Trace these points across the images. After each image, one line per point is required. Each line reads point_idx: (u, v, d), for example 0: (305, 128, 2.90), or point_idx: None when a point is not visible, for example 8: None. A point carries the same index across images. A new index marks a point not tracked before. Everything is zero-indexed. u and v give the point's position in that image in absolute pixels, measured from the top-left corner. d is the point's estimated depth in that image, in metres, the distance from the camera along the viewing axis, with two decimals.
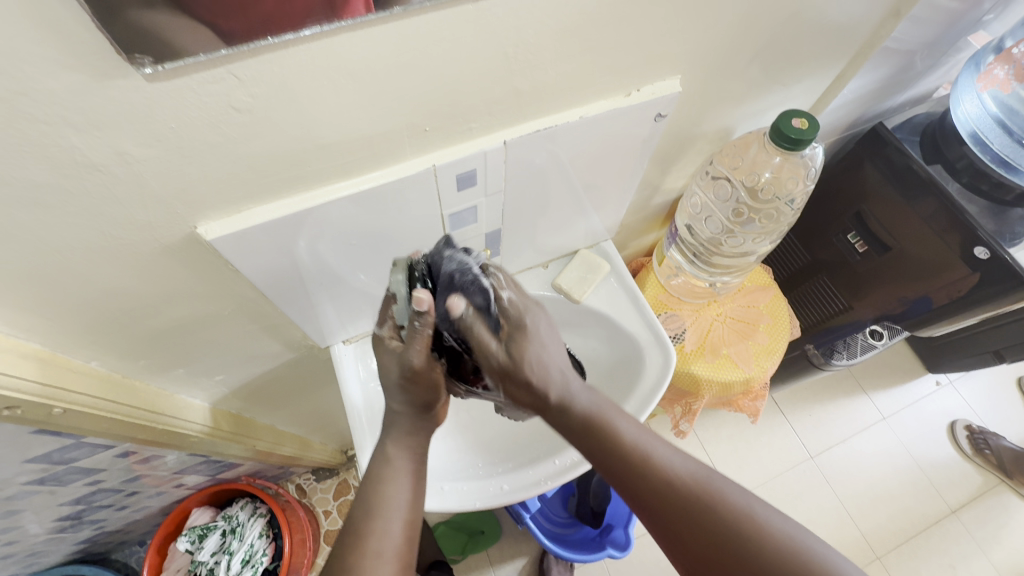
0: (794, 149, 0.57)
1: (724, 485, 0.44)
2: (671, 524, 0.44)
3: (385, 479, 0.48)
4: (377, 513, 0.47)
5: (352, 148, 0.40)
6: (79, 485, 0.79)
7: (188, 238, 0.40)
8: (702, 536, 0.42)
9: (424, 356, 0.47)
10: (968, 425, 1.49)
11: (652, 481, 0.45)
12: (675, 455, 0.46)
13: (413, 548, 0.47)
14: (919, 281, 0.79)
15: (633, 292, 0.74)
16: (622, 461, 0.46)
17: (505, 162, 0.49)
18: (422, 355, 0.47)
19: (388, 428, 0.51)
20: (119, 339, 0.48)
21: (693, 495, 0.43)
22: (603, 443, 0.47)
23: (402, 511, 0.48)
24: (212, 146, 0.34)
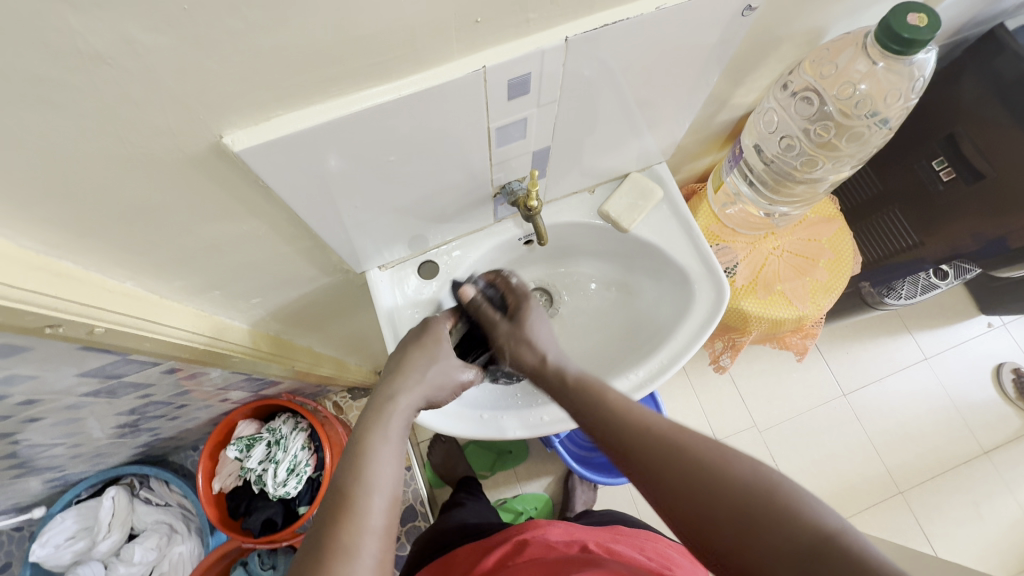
0: (903, 52, 0.48)
1: (691, 436, 0.45)
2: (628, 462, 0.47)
3: (371, 457, 0.46)
4: (360, 481, 0.44)
5: (391, 43, 0.34)
6: (131, 397, 0.83)
7: (213, 148, 0.36)
8: (678, 485, 0.43)
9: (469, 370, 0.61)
10: (1016, 368, 1.43)
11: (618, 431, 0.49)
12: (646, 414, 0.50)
13: (394, 544, 0.43)
14: (1005, 215, 0.71)
15: (687, 221, 0.68)
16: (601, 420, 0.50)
17: (564, 66, 0.42)
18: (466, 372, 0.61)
19: (398, 402, 0.52)
20: (153, 257, 0.46)
21: (660, 443, 0.45)
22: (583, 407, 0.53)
23: (389, 489, 0.45)
24: (234, 36, 0.29)
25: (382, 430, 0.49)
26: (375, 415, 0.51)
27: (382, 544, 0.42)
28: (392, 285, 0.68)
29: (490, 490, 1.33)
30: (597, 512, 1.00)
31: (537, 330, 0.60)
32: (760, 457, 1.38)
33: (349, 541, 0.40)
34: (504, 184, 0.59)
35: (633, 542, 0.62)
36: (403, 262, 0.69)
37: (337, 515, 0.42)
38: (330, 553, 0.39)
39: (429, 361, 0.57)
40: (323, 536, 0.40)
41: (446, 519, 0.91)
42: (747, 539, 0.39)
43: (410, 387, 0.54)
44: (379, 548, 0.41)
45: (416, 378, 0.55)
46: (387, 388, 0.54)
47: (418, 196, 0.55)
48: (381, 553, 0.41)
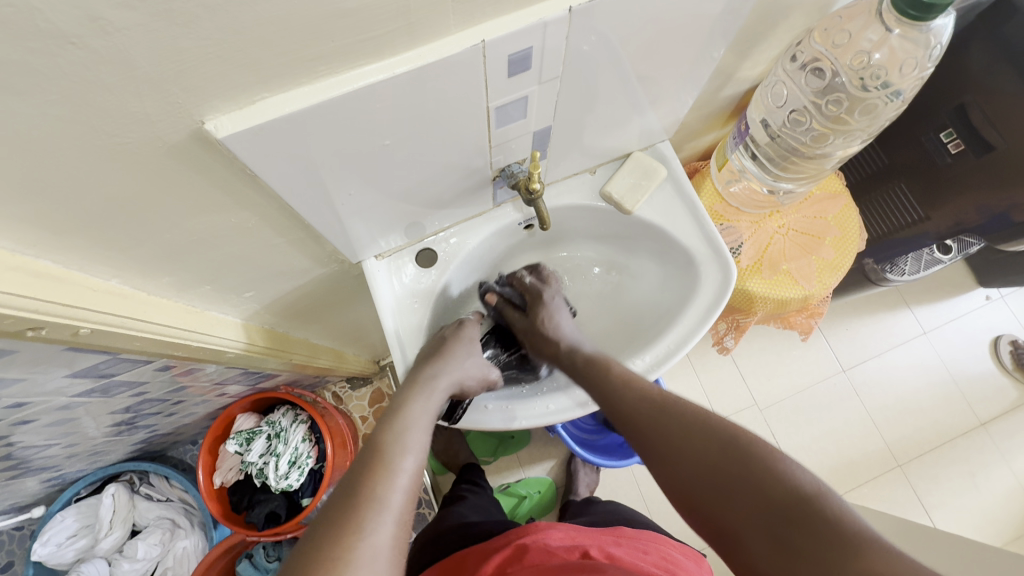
0: (921, 18, 0.46)
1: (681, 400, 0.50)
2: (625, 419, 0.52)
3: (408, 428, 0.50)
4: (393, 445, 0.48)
5: (383, 17, 0.31)
6: (125, 395, 0.81)
7: (195, 136, 0.33)
8: (664, 435, 0.48)
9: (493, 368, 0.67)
10: (1014, 340, 1.44)
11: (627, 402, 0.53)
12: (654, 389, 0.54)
13: (416, 502, 0.46)
14: (1011, 187, 0.70)
15: (691, 201, 0.66)
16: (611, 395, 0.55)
17: (567, 39, 0.40)
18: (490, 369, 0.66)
19: (437, 380, 0.57)
20: (138, 253, 0.44)
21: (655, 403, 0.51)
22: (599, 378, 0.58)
23: (417, 454, 0.48)
24: (211, 10, 0.26)
25: (416, 404, 0.54)
26: (413, 393, 0.55)
27: (406, 501, 0.44)
28: (390, 274, 0.66)
29: (493, 475, 1.33)
30: (598, 506, 0.96)
31: (558, 321, 0.68)
32: (761, 435, 1.38)
33: (382, 493, 0.43)
34: (503, 167, 0.56)
35: (637, 544, 0.62)
36: (400, 251, 0.67)
37: (369, 467, 0.45)
38: (358, 504, 0.42)
39: (466, 350, 0.62)
40: (358, 487, 0.43)
41: (445, 517, 0.89)
42: (716, 481, 0.43)
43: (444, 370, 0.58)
44: (404, 504, 0.44)
45: (452, 361, 0.59)
46: (420, 371, 0.59)
47: (415, 182, 0.52)
48: (406, 507, 0.44)
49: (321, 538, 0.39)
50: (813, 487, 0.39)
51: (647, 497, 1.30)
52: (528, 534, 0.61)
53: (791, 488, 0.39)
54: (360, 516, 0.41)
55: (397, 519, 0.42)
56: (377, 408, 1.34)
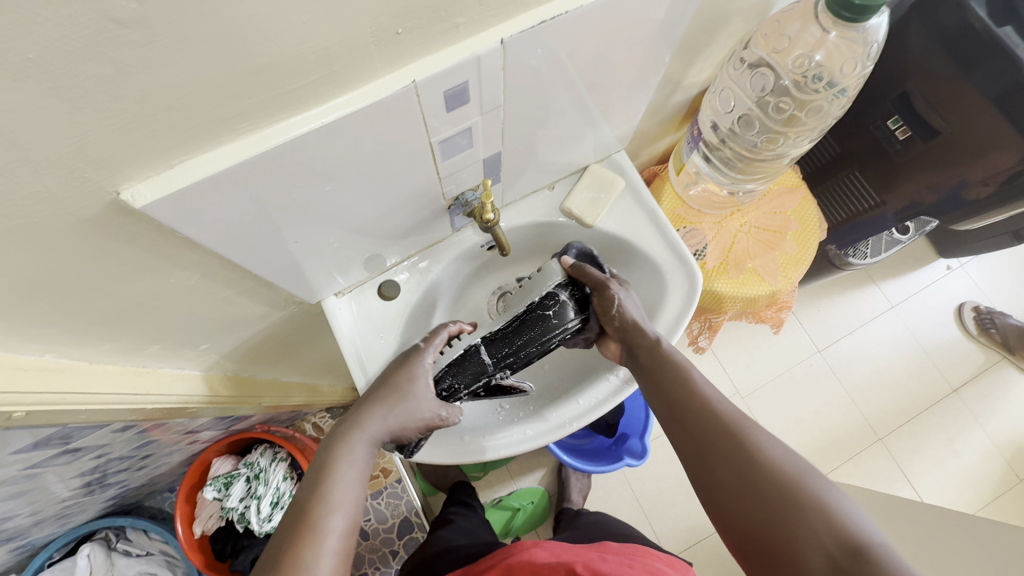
0: (855, 20, 0.46)
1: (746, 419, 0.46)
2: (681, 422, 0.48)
3: (332, 478, 0.45)
4: (320, 504, 0.43)
5: (302, 69, 0.30)
6: (86, 458, 0.77)
7: (113, 206, 0.31)
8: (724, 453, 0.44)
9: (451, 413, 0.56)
10: (976, 306, 1.49)
11: (690, 412, 0.48)
12: (725, 398, 0.48)
13: (349, 561, 0.43)
14: (960, 167, 0.72)
15: (651, 209, 0.66)
16: (676, 398, 0.49)
17: (504, 68, 0.39)
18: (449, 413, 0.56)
19: (362, 427, 0.50)
20: (72, 325, 0.41)
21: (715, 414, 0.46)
22: (663, 377, 0.52)
23: (348, 508, 0.44)
24: (105, 82, 0.24)
25: (349, 442, 0.48)
26: (342, 433, 0.49)
27: (335, 570, 0.41)
28: (353, 311, 0.64)
29: (484, 490, 1.31)
30: (585, 522, 0.95)
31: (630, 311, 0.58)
32: None
33: (307, 563, 0.40)
34: (457, 196, 0.55)
35: (623, 560, 0.60)
36: (361, 285, 0.65)
37: (295, 537, 0.41)
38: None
39: (402, 396, 0.52)
40: (285, 559, 0.40)
41: (432, 543, 0.87)
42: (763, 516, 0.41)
43: (378, 411, 0.51)
44: (332, 574, 0.41)
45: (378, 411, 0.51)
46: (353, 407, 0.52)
47: (369, 217, 0.51)
48: (336, 574, 0.41)
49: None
50: (861, 537, 0.37)
51: (640, 496, 1.31)
52: (512, 562, 0.59)
53: (839, 538, 0.37)
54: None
55: None
56: None
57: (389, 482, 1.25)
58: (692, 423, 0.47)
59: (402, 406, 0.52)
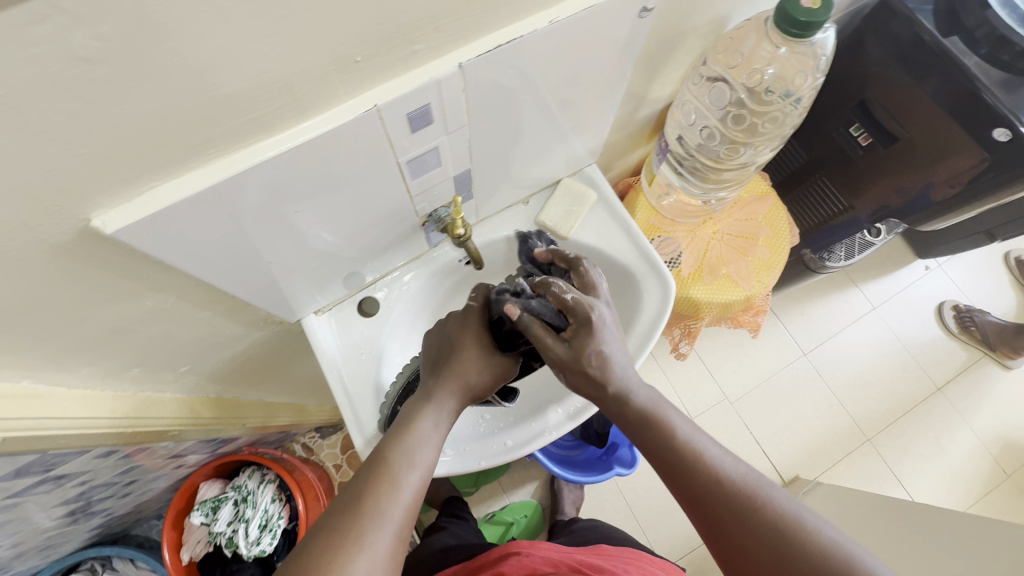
0: (802, 36, 0.48)
1: (766, 489, 0.44)
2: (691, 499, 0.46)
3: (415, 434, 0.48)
4: (398, 457, 0.46)
5: (264, 98, 0.31)
6: (69, 486, 0.76)
7: (84, 233, 0.32)
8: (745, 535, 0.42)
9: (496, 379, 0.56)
10: (955, 305, 1.51)
11: (701, 489, 0.45)
12: (731, 463, 0.46)
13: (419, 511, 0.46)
14: (923, 170, 0.75)
15: (624, 220, 0.68)
16: (682, 471, 0.47)
17: (465, 90, 0.40)
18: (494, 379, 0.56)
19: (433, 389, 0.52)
20: (48, 350, 0.41)
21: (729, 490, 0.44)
22: (663, 445, 0.48)
23: (424, 465, 0.47)
24: (70, 115, 0.25)
25: (432, 404, 0.51)
26: (426, 395, 0.52)
27: (404, 519, 0.44)
28: (333, 329, 0.65)
29: (477, 506, 1.30)
30: (577, 525, 0.97)
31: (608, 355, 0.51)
32: (735, 428, 1.40)
33: (382, 508, 0.43)
34: (430, 212, 0.57)
35: (618, 563, 0.60)
36: (340, 303, 0.66)
37: (373, 481, 0.44)
38: (350, 522, 0.41)
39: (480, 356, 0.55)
40: (358, 501, 0.43)
41: (428, 544, 0.90)
42: None
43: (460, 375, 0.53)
44: (401, 523, 0.43)
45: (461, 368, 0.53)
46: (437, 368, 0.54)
47: (346, 235, 0.52)
48: (404, 522, 0.44)
49: (314, 550, 0.40)
50: None
51: (633, 505, 1.30)
52: (507, 562, 0.59)
53: None
54: (352, 538, 0.40)
55: (393, 533, 0.42)
56: (351, 454, 1.29)
57: None
58: (705, 501, 0.45)
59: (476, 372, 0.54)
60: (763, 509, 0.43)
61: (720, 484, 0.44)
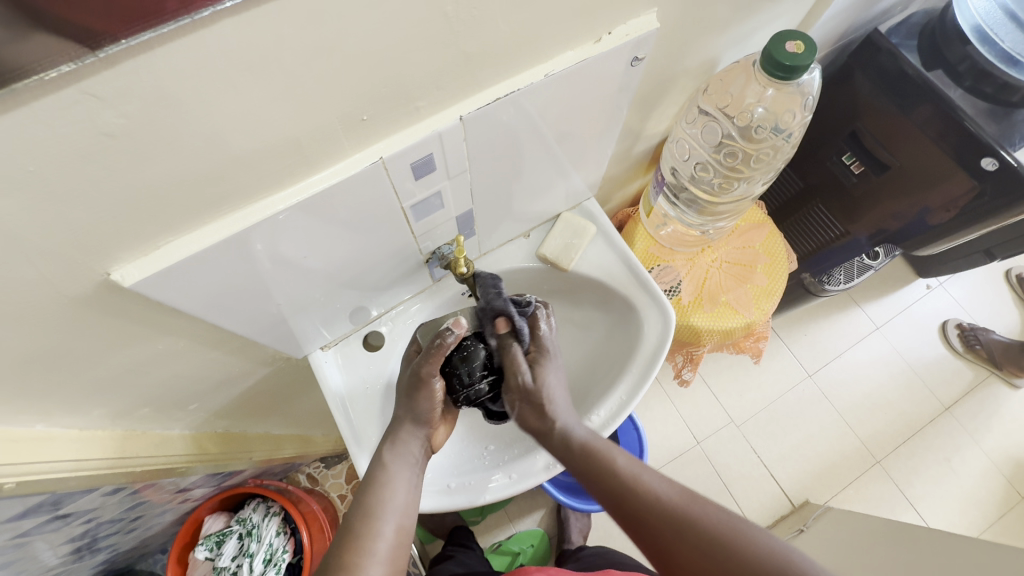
0: (787, 78, 0.50)
1: (705, 508, 0.44)
2: (643, 529, 0.45)
3: (386, 485, 0.49)
4: (372, 512, 0.46)
5: (274, 155, 0.33)
6: (75, 524, 0.76)
7: (103, 286, 0.34)
8: (696, 556, 0.42)
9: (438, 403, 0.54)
10: (959, 323, 1.51)
11: (644, 513, 0.45)
12: (671, 486, 0.46)
13: (405, 555, 0.46)
14: (916, 196, 0.76)
15: (622, 251, 0.69)
16: (622, 498, 0.47)
17: (465, 140, 0.42)
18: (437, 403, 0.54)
19: (397, 442, 0.53)
20: (62, 394, 0.43)
21: (675, 514, 0.44)
22: (603, 482, 0.48)
23: (397, 514, 0.47)
24: (95, 183, 0.27)
25: (394, 453, 0.52)
26: (387, 442, 0.53)
27: (387, 575, 0.44)
28: (339, 363, 0.66)
29: (483, 536, 1.29)
30: (586, 550, 0.98)
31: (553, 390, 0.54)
32: (742, 452, 1.39)
33: (355, 562, 0.43)
34: (433, 249, 0.58)
35: None
36: (346, 338, 0.67)
37: (346, 541, 0.44)
38: (336, 574, 0.42)
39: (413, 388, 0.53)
40: (336, 559, 0.43)
41: (433, 574, 0.90)
42: None
43: (412, 415, 0.54)
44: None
45: (410, 404, 0.53)
46: (395, 412, 0.55)
47: (353, 273, 0.53)
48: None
49: None
50: None
51: None
52: None
53: None
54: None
55: None
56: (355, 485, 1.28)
57: None
58: (651, 527, 0.44)
59: (432, 410, 0.54)
60: (703, 524, 0.43)
61: (659, 506, 0.45)
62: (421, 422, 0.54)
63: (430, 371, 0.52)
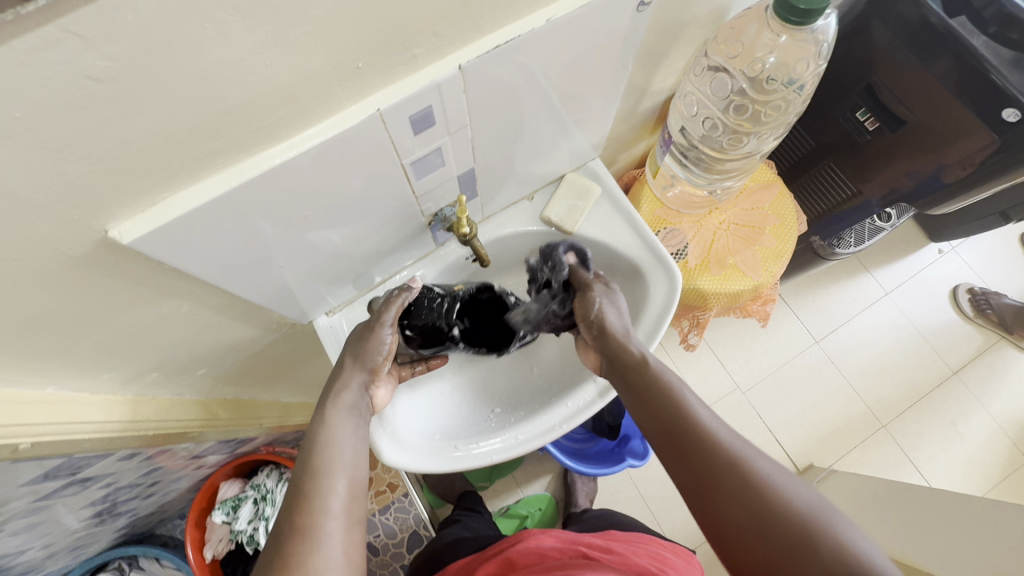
0: (802, 23, 0.48)
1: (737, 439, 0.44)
2: (666, 426, 0.47)
3: (331, 442, 0.48)
4: (320, 472, 0.45)
5: (270, 106, 0.32)
6: (94, 488, 0.78)
7: (102, 244, 0.33)
8: (708, 467, 0.43)
9: (388, 356, 0.57)
10: (970, 288, 1.49)
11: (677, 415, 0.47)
12: (711, 413, 0.46)
13: (361, 509, 0.46)
14: (932, 152, 0.74)
15: (628, 212, 0.68)
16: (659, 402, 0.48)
17: (465, 91, 0.41)
18: (386, 356, 0.56)
19: (339, 394, 0.52)
20: (69, 357, 0.43)
21: (702, 431, 0.45)
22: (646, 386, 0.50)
23: (347, 469, 0.46)
24: (85, 132, 0.26)
25: (338, 408, 0.51)
26: (330, 399, 0.52)
27: (347, 528, 0.43)
28: (344, 329, 0.66)
29: (491, 500, 1.31)
30: (592, 513, 0.99)
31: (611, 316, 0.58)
32: (748, 418, 1.40)
33: (309, 520, 0.42)
34: (435, 212, 0.57)
35: (628, 546, 0.61)
36: (349, 304, 0.67)
37: (300, 500, 0.43)
38: (297, 534, 0.41)
39: (362, 341, 0.55)
40: (295, 514, 0.42)
41: (441, 537, 0.92)
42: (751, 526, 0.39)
43: (355, 367, 0.55)
44: (344, 533, 0.43)
45: (355, 357, 0.55)
46: (336, 367, 0.55)
47: (355, 236, 0.52)
48: (345, 530, 0.43)
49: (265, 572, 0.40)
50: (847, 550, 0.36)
51: (646, 497, 1.31)
52: (516, 548, 0.60)
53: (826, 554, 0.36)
54: (295, 553, 0.40)
55: (339, 544, 0.41)
56: None
57: (396, 496, 1.24)
58: (678, 429, 0.46)
59: (376, 358, 0.56)
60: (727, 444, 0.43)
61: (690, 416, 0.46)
62: (367, 369, 0.55)
63: (382, 317, 0.56)
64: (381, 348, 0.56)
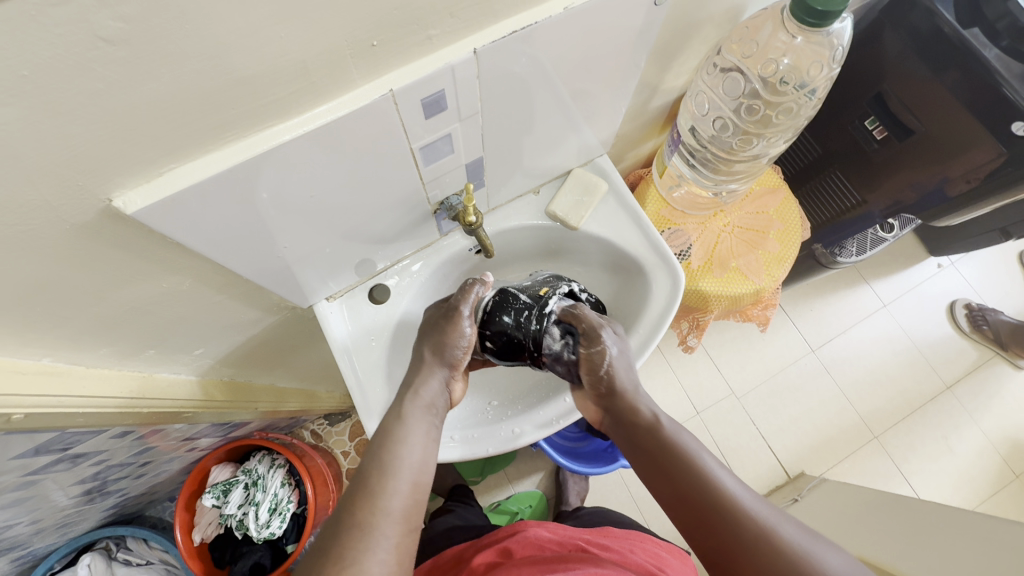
0: (819, 25, 0.48)
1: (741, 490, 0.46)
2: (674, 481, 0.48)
3: (401, 442, 0.48)
4: (385, 471, 0.46)
5: (282, 79, 0.32)
6: (86, 465, 0.78)
7: (105, 213, 0.33)
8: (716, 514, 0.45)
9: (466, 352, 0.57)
10: (968, 303, 1.50)
11: (684, 470, 0.48)
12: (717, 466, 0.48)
13: (421, 511, 0.46)
14: (940, 164, 0.74)
15: (634, 211, 0.68)
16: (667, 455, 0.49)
17: (478, 76, 0.41)
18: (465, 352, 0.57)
19: (418, 390, 0.54)
20: (67, 329, 0.42)
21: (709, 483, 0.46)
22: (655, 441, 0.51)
23: (411, 472, 0.47)
24: (93, 96, 0.26)
25: (415, 406, 0.53)
26: (408, 395, 0.54)
27: (402, 533, 0.43)
28: (344, 314, 0.65)
29: (483, 495, 1.31)
30: (585, 510, 0.99)
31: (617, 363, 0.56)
32: (741, 423, 1.40)
33: (369, 518, 0.42)
34: (442, 200, 0.57)
35: (624, 543, 0.61)
36: (351, 291, 0.66)
37: (357, 499, 0.44)
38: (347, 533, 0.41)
39: (442, 334, 0.57)
40: (342, 517, 0.43)
41: (433, 527, 0.92)
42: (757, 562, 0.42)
43: (435, 361, 0.56)
44: (401, 536, 0.43)
45: (435, 350, 0.57)
46: (417, 359, 0.57)
47: (360, 220, 0.52)
48: (401, 533, 0.43)
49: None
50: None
51: (637, 498, 1.31)
52: (512, 540, 0.60)
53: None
54: (345, 551, 0.40)
55: (391, 543, 0.42)
56: (358, 441, 1.30)
57: None
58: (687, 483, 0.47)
59: (456, 352, 0.57)
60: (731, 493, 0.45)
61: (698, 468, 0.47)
62: (446, 365, 0.57)
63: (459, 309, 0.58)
64: (462, 339, 0.57)
